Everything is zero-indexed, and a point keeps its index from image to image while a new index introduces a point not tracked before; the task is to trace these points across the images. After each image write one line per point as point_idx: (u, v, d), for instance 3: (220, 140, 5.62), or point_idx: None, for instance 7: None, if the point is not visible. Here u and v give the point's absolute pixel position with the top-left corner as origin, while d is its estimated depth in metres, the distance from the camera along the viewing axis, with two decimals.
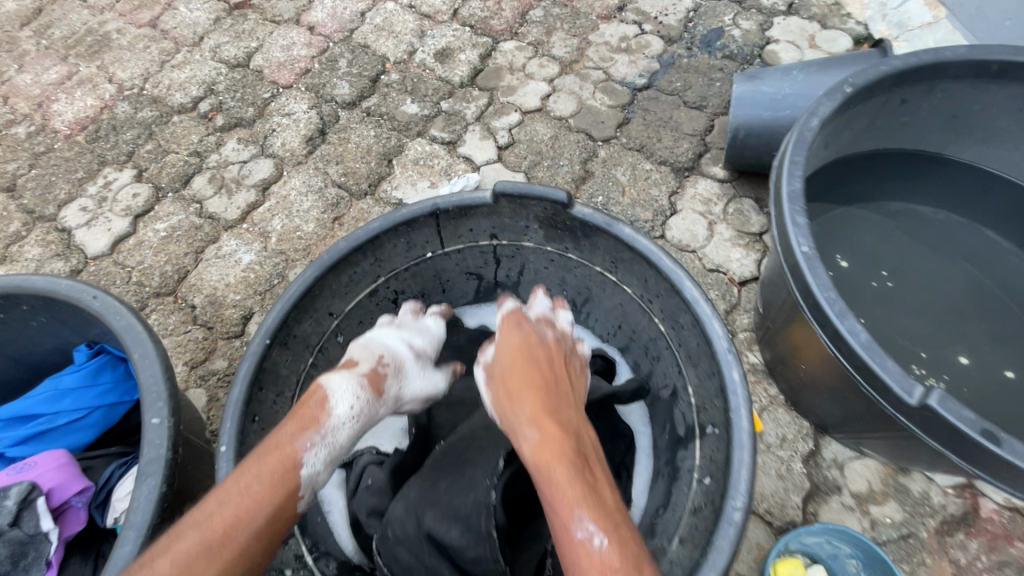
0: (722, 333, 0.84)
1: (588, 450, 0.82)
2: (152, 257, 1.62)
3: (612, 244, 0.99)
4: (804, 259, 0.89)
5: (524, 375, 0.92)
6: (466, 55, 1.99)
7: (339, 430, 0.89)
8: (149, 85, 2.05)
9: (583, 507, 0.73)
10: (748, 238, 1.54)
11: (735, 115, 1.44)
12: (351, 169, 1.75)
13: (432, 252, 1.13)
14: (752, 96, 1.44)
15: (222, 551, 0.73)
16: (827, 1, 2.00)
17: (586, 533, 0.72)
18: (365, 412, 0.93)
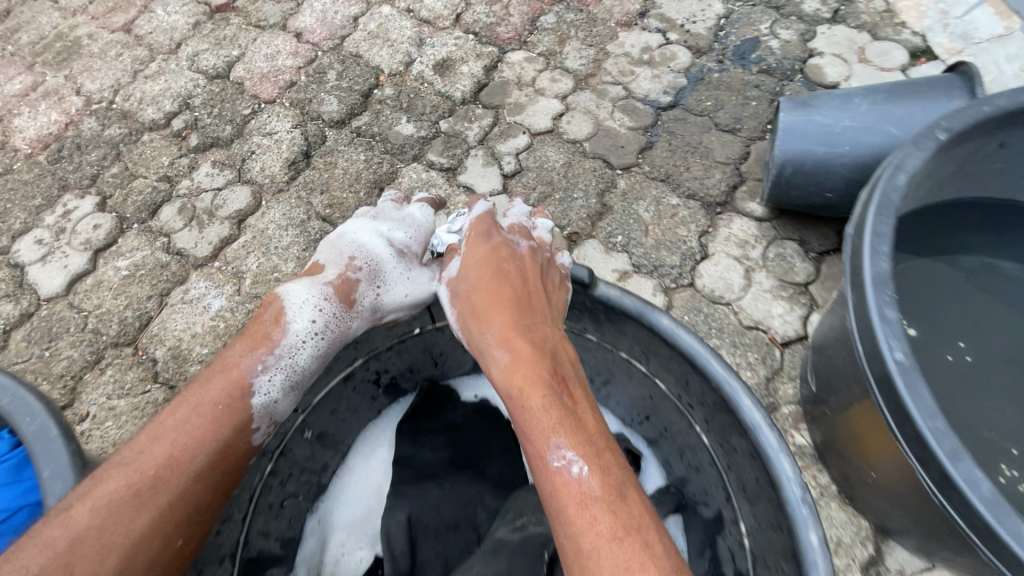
0: (793, 475, 0.65)
1: (567, 371, 0.78)
2: (111, 301, 1.43)
3: (643, 334, 0.82)
4: (897, 370, 0.70)
5: (494, 291, 0.85)
6: (469, 67, 1.78)
7: (298, 353, 0.83)
8: (119, 98, 1.86)
9: (559, 436, 0.71)
10: (792, 290, 1.33)
11: (782, 149, 1.23)
12: (337, 199, 1.56)
13: (421, 328, 0.97)
14: (804, 125, 1.22)
15: (153, 496, 0.70)
16: (877, 8, 1.77)
17: (564, 463, 0.70)
18: (327, 332, 0.85)
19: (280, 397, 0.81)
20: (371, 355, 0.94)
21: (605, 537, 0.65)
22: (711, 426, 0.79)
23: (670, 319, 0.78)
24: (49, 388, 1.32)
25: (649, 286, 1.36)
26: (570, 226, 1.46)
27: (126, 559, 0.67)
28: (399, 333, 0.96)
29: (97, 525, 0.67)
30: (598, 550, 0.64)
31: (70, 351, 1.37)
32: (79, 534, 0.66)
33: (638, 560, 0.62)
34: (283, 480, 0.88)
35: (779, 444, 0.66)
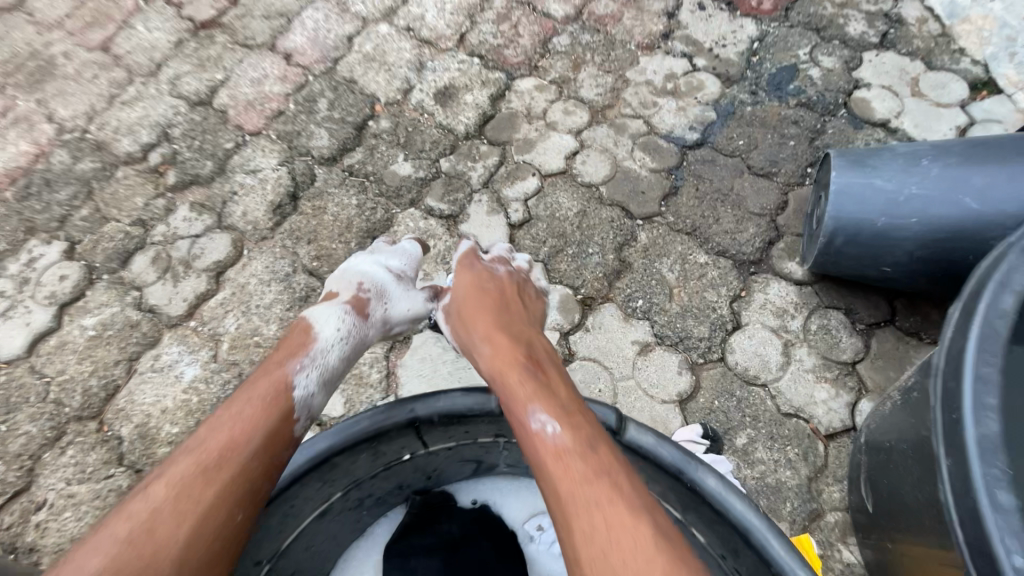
0: None
1: (541, 357, 0.85)
2: (74, 366, 1.30)
3: (681, 489, 0.72)
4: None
5: (476, 301, 0.96)
6: (473, 95, 1.61)
7: (328, 353, 0.86)
8: (93, 127, 1.71)
9: (536, 403, 0.75)
10: (838, 370, 1.16)
11: (835, 215, 1.06)
12: (325, 250, 1.41)
13: (411, 454, 0.83)
14: (863, 188, 1.05)
15: (218, 472, 0.69)
16: (931, 32, 1.58)
17: (540, 424, 0.73)
18: (351, 337, 0.90)
19: (317, 390, 0.82)
20: (350, 486, 0.81)
21: (583, 486, 0.67)
22: None
23: (717, 479, 0.68)
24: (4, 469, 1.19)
25: (673, 362, 1.19)
26: (585, 287, 1.30)
27: (189, 541, 0.65)
28: (384, 462, 0.82)
29: (170, 500, 0.66)
30: (577, 503, 0.67)
31: (29, 426, 1.24)
32: (158, 507, 0.66)
33: (608, 498, 0.66)
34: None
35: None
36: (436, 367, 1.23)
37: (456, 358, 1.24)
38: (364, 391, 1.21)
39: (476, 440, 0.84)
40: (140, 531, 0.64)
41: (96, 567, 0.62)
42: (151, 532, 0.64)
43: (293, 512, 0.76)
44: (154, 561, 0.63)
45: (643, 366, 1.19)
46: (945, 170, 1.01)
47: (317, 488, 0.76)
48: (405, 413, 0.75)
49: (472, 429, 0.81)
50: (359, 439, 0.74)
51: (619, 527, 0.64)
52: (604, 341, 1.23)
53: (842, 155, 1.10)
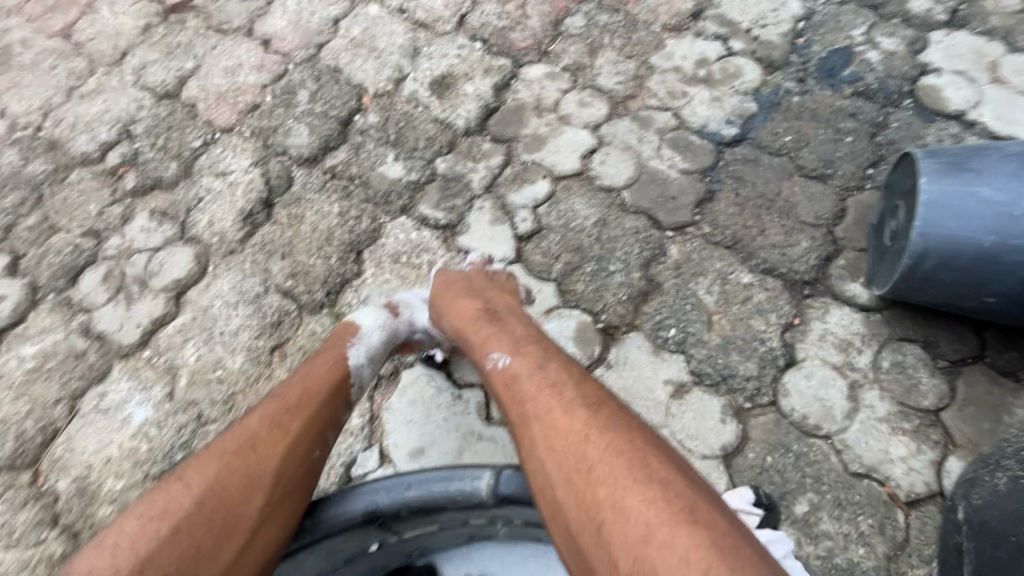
0: None
1: (500, 304, 0.91)
2: (9, 405, 1.11)
3: None
4: None
5: (445, 280, 1.00)
6: (474, 85, 1.40)
7: (371, 337, 0.92)
8: (48, 123, 1.52)
9: (488, 342, 0.82)
10: (919, 420, 0.95)
11: (925, 234, 0.85)
12: (301, 267, 1.21)
13: (381, 542, 0.67)
14: (961, 200, 0.84)
15: (301, 411, 0.77)
16: (1009, 8, 1.35)
17: (493, 362, 0.78)
18: (396, 328, 0.96)
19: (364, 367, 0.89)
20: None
21: (529, 404, 0.71)
22: None
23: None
24: None
25: (714, 407, 0.99)
26: (605, 313, 1.09)
27: (279, 465, 0.71)
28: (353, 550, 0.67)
29: (264, 429, 0.73)
30: (525, 423, 0.69)
31: None
32: (252, 435, 0.72)
33: (551, 409, 0.68)
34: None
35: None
36: (429, 412, 1.03)
37: (452, 401, 1.04)
38: (342, 441, 1.02)
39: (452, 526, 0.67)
40: (246, 447, 0.71)
41: (213, 476, 0.68)
42: (251, 450, 0.71)
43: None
44: (251, 483, 0.68)
45: (678, 412, 0.99)
46: None
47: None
48: (364, 504, 0.62)
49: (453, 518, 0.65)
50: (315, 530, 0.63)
51: (560, 435, 0.65)
52: (629, 380, 1.02)
53: (933, 154, 0.89)
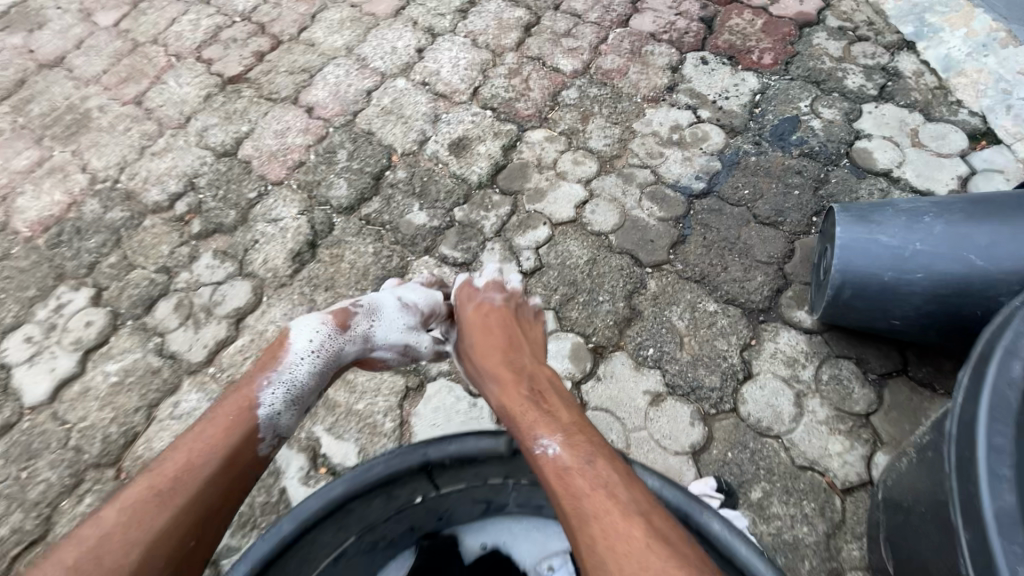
0: None
1: (542, 380, 0.86)
2: (96, 413, 1.33)
3: None
4: None
5: (483, 335, 0.97)
6: (486, 147, 1.68)
7: (299, 370, 0.91)
8: (124, 177, 1.79)
9: (535, 421, 0.76)
10: (852, 422, 1.16)
11: (842, 271, 1.08)
12: (342, 297, 1.44)
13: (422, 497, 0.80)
14: (867, 244, 1.08)
15: (173, 496, 0.75)
16: (928, 84, 1.63)
17: (541, 446, 0.73)
18: (335, 356, 0.96)
19: (288, 406, 0.87)
20: (365, 530, 0.79)
21: (583, 501, 0.67)
22: None
23: (721, 521, 0.68)
24: (22, 517, 1.22)
25: (685, 412, 1.20)
26: (595, 335, 1.32)
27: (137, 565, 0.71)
28: (397, 505, 0.79)
29: (122, 526, 0.72)
30: (582, 521, 0.66)
31: (48, 473, 1.26)
32: (107, 530, 0.72)
33: (608, 511, 0.66)
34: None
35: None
36: (450, 417, 1.25)
37: (469, 408, 1.25)
38: (378, 440, 1.23)
39: (486, 481, 0.82)
40: (99, 548, 0.71)
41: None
42: (104, 554, 0.70)
43: (309, 558, 0.74)
44: None
45: (655, 417, 1.20)
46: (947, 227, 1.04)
47: (329, 534, 0.75)
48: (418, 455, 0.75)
49: (483, 471, 0.80)
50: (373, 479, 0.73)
51: (623, 549, 0.63)
52: (615, 390, 1.24)
53: (848, 209, 1.13)
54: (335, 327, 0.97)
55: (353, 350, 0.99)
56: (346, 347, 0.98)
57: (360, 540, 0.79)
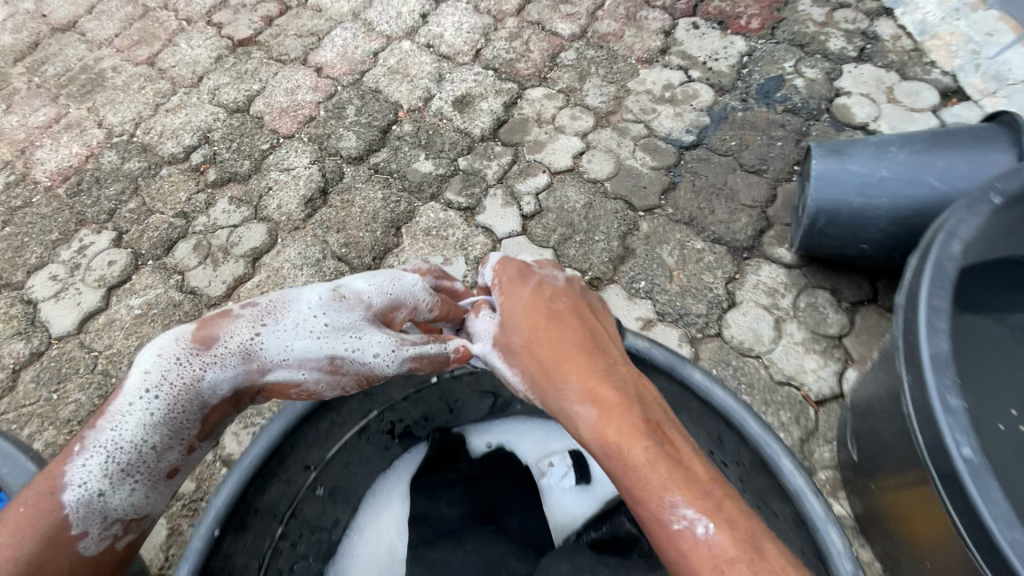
0: (845, 551, 0.59)
1: (656, 412, 0.68)
2: (121, 341, 1.41)
3: (673, 389, 0.76)
4: (964, 466, 0.68)
5: (558, 339, 0.74)
6: (488, 103, 1.77)
7: (126, 427, 0.69)
8: (140, 132, 1.86)
9: (675, 490, 0.62)
10: (826, 342, 1.26)
11: (815, 200, 1.19)
12: (353, 239, 1.53)
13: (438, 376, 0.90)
14: (839, 173, 1.18)
15: None
16: (905, 47, 1.73)
17: (684, 521, 0.60)
18: (191, 397, 0.71)
19: (118, 481, 0.68)
20: (387, 406, 0.90)
21: None
22: (747, 486, 0.72)
23: (703, 372, 0.73)
24: (55, 432, 1.30)
25: (674, 336, 1.30)
26: (591, 270, 1.41)
27: None
28: (415, 382, 0.91)
29: None
30: None
31: (78, 394, 1.34)
32: None
33: None
34: (293, 543, 0.83)
35: (827, 514, 0.61)
36: None
37: None
38: None
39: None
40: None
41: None
42: None
43: (339, 421, 0.85)
44: None
45: None
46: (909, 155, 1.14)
47: (357, 400, 0.85)
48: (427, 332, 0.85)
49: None
50: None
51: None
52: None
53: (821, 145, 1.23)
54: (193, 346, 0.72)
55: (226, 378, 0.72)
56: (207, 377, 0.71)
57: (385, 414, 0.90)
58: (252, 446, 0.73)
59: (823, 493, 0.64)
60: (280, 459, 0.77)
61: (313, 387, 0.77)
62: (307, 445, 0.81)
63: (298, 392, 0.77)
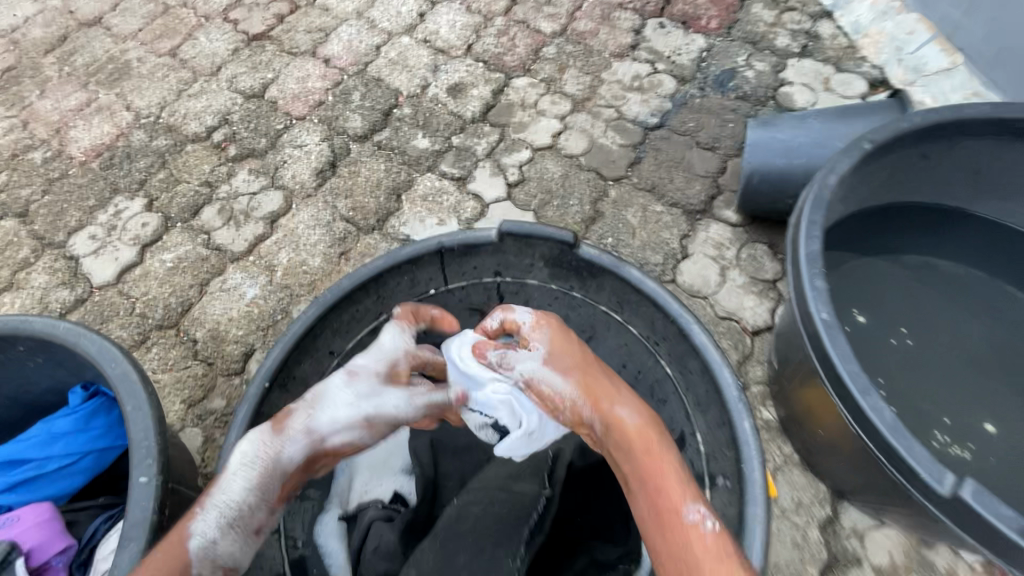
0: (732, 382, 0.83)
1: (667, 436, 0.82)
2: (156, 289, 1.61)
3: (617, 285, 0.99)
4: (823, 326, 0.86)
5: (600, 370, 0.85)
6: (478, 91, 2.00)
7: (229, 492, 0.75)
8: (165, 114, 2.07)
9: (693, 491, 0.73)
10: (762, 286, 1.50)
11: (750, 161, 1.46)
12: (359, 204, 1.75)
13: (435, 289, 1.09)
14: (767, 140, 1.46)
15: None
16: (841, 44, 1.99)
17: (699, 515, 0.71)
18: (271, 467, 0.78)
19: (224, 531, 0.74)
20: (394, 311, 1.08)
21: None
22: (671, 356, 0.96)
23: (638, 270, 0.95)
24: None
25: None
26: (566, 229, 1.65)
27: None
28: (417, 293, 1.08)
29: None
30: None
31: (120, 332, 1.54)
32: None
33: None
34: None
35: (720, 358, 0.84)
36: None
37: None
38: None
39: (482, 280, 1.10)
40: None
41: None
42: None
43: (356, 318, 1.03)
44: None
45: None
46: (822, 125, 1.44)
47: (370, 301, 1.03)
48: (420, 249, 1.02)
49: (480, 263, 1.07)
50: (401, 259, 1.01)
51: None
52: None
53: (755, 121, 1.52)
54: (270, 433, 0.80)
55: (297, 451, 0.80)
56: (286, 452, 0.79)
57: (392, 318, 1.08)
58: (289, 334, 0.92)
59: (720, 346, 0.87)
60: (313, 339, 0.98)
61: (361, 445, 0.86)
62: (331, 334, 1.01)
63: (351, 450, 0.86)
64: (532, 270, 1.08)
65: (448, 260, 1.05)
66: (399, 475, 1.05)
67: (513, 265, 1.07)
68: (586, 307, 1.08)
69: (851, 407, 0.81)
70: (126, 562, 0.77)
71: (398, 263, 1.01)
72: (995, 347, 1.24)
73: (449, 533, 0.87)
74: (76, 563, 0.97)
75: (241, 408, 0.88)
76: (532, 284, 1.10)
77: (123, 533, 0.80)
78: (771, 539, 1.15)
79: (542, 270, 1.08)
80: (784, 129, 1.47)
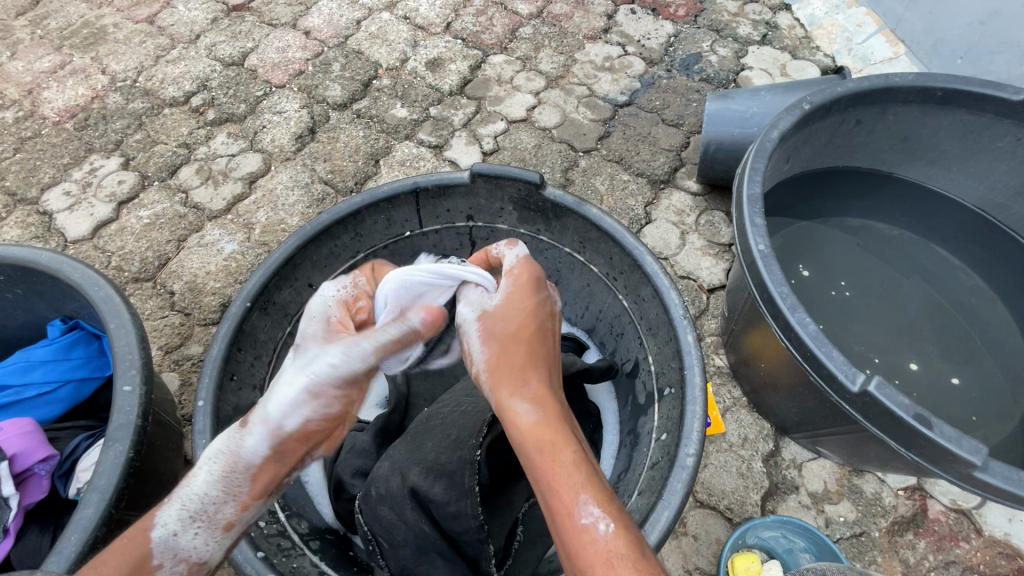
0: (677, 301, 0.93)
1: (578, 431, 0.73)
2: (133, 243, 1.64)
3: (579, 223, 1.08)
4: (760, 257, 0.99)
5: (516, 354, 0.79)
6: (456, 66, 2.05)
7: (194, 484, 0.73)
8: (142, 78, 2.04)
9: (586, 489, 0.65)
10: (718, 249, 1.61)
11: (708, 131, 1.58)
12: (338, 167, 1.80)
13: (411, 231, 1.18)
14: (724, 113, 1.59)
15: None
16: (798, 34, 2.10)
17: (590, 517, 0.63)
18: (233, 460, 0.74)
19: (186, 525, 0.71)
20: (371, 251, 1.17)
21: None
22: (625, 289, 1.07)
23: (598, 209, 1.04)
24: None
25: None
26: None
27: None
28: (393, 234, 1.17)
29: None
30: None
31: None
32: None
33: None
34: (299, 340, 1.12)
35: (667, 280, 0.94)
36: None
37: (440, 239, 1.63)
38: None
39: (454, 224, 1.20)
40: None
41: None
42: None
43: (334, 254, 1.11)
44: None
45: None
46: (772, 96, 1.57)
47: (348, 237, 1.11)
48: (396, 189, 1.09)
49: (452, 206, 1.16)
50: (379, 198, 1.09)
51: None
52: None
53: (713, 94, 1.65)
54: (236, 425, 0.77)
55: (260, 442, 0.75)
56: (243, 444, 0.75)
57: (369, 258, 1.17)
58: (269, 259, 0.98)
59: (668, 273, 0.97)
60: (293, 268, 1.04)
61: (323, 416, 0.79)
62: (309, 266, 1.08)
63: (320, 426, 0.79)
64: (502, 214, 1.17)
65: (423, 200, 1.13)
66: (372, 409, 1.18)
67: (483, 209, 1.16)
68: (552, 251, 1.19)
69: (782, 323, 0.95)
70: (111, 461, 0.86)
71: (374, 201, 1.08)
72: (920, 299, 1.38)
73: (421, 426, 0.92)
74: (57, 473, 1.03)
75: (222, 325, 0.95)
76: (502, 228, 1.20)
77: (108, 434, 0.89)
78: (717, 469, 1.26)
79: (511, 214, 1.17)
80: (739, 102, 1.61)
